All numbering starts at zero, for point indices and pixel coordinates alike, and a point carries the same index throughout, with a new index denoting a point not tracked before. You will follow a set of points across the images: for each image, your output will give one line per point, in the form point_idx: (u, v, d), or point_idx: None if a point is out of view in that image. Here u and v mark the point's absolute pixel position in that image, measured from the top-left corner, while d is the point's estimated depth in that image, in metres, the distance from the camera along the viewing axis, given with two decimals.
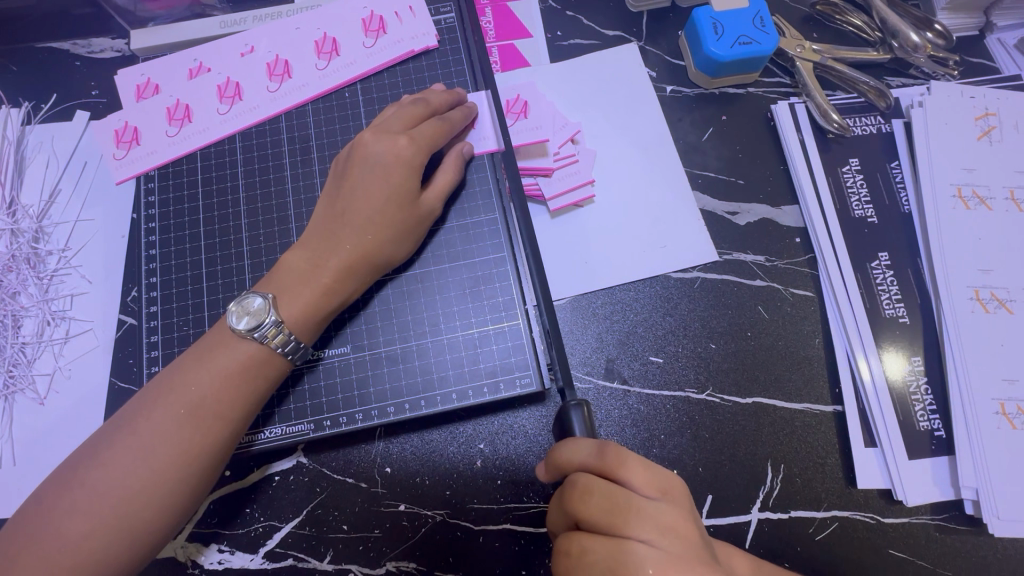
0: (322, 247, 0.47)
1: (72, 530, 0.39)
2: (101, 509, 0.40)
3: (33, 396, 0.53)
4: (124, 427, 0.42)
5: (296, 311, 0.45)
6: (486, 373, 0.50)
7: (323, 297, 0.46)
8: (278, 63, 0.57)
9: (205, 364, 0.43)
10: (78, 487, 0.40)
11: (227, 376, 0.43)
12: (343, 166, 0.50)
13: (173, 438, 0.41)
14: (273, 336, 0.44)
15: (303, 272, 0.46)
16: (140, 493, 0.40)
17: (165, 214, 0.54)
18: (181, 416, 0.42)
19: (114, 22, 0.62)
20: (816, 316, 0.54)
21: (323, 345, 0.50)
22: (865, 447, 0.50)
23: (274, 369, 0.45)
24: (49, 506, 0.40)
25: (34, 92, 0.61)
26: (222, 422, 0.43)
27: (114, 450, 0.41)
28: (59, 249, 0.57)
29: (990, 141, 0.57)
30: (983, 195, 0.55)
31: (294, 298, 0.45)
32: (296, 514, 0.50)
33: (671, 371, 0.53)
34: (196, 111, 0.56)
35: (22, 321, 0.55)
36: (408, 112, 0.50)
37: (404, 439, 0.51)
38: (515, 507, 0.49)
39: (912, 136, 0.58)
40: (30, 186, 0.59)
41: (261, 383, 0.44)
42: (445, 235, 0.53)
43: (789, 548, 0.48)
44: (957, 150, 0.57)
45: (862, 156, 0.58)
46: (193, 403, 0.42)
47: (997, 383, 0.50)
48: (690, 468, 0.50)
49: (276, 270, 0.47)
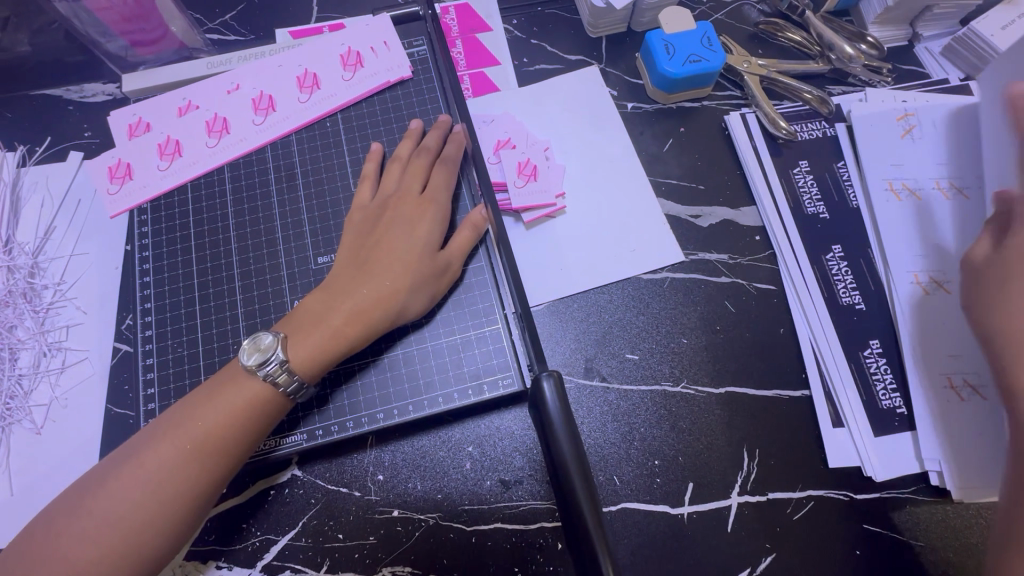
0: (341, 292, 0.49)
1: (75, 557, 0.40)
2: (95, 549, 0.40)
3: (29, 426, 0.54)
4: (133, 456, 0.43)
5: (308, 355, 0.47)
6: (471, 376, 0.52)
7: (332, 345, 0.48)
8: (263, 98, 0.61)
9: (217, 401, 0.45)
10: (87, 513, 0.41)
11: (234, 413, 0.45)
12: (364, 210, 0.55)
13: (172, 479, 0.42)
14: (280, 377, 0.46)
15: (318, 315, 0.48)
16: (146, 522, 0.41)
17: (157, 244, 0.57)
18: (184, 453, 0.43)
19: (105, 67, 0.66)
20: (779, 307, 0.58)
21: (331, 382, 0.52)
22: (833, 428, 0.53)
23: (273, 409, 0.46)
24: (56, 531, 0.41)
25: (29, 136, 0.64)
26: (226, 455, 0.44)
27: (112, 489, 0.42)
28: (55, 283, 0.59)
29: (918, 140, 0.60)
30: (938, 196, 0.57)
31: (303, 341, 0.47)
32: (292, 526, 0.51)
33: (648, 367, 0.56)
34: (186, 146, 0.59)
35: (19, 353, 0.56)
36: (416, 166, 0.56)
37: (395, 446, 0.53)
38: (505, 506, 0.51)
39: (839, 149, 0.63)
40: (25, 224, 0.61)
41: (255, 424, 0.45)
42: (465, 291, 0.55)
43: (768, 528, 0.50)
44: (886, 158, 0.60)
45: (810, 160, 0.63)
46: (193, 445, 0.43)
47: (942, 360, 0.54)
48: (671, 457, 0.53)
49: (294, 314, 0.49)
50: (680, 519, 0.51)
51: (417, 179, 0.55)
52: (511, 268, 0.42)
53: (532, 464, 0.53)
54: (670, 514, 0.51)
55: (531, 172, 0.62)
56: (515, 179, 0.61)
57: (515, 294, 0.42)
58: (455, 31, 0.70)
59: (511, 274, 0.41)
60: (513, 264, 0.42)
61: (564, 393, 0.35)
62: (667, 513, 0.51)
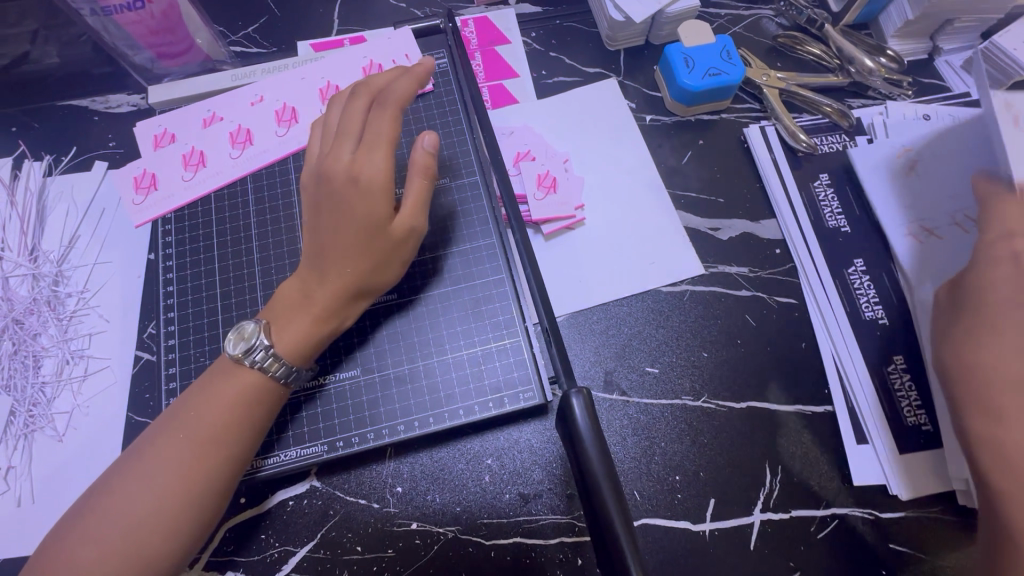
0: (311, 279, 0.48)
1: (83, 557, 0.40)
2: (109, 560, 0.40)
3: (52, 434, 0.54)
4: (140, 454, 0.43)
5: (290, 339, 0.46)
6: (491, 389, 0.52)
7: (314, 324, 0.47)
8: (286, 110, 0.61)
9: (213, 395, 0.45)
10: (96, 513, 0.41)
11: (228, 405, 0.45)
12: (311, 172, 0.49)
13: (178, 482, 0.42)
14: (270, 365, 0.46)
15: (298, 302, 0.48)
16: (151, 523, 0.41)
17: (181, 254, 0.57)
18: (186, 450, 0.43)
19: (131, 79, 0.67)
20: (800, 321, 0.57)
21: (327, 371, 0.53)
22: (856, 444, 0.52)
23: (268, 401, 0.46)
24: (69, 531, 0.41)
25: (55, 146, 0.65)
26: (228, 452, 0.44)
27: (120, 497, 0.42)
28: (78, 291, 0.59)
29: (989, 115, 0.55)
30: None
31: (285, 330, 0.47)
32: (311, 538, 0.51)
33: (668, 381, 0.55)
34: (209, 156, 0.60)
35: (42, 361, 0.57)
36: (354, 114, 0.48)
37: (414, 458, 0.53)
38: (523, 520, 0.51)
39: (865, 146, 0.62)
40: (50, 233, 0.62)
41: (253, 418, 0.45)
42: (446, 260, 0.56)
43: (791, 547, 0.50)
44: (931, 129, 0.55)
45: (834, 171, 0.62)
46: (196, 445, 0.43)
47: None
48: (692, 472, 0.52)
49: (274, 298, 0.49)
50: (702, 536, 0.50)
51: (355, 127, 0.47)
52: (535, 278, 0.43)
53: (552, 478, 0.52)
54: (690, 530, 0.50)
55: (551, 185, 0.62)
56: (534, 192, 0.61)
57: (539, 304, 0.43)
58: (474, 43, 0.71)
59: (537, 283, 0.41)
60: (538, 273, 0.43)
61: (593, 411, 0.35)
62: (688, 529, 0.50)
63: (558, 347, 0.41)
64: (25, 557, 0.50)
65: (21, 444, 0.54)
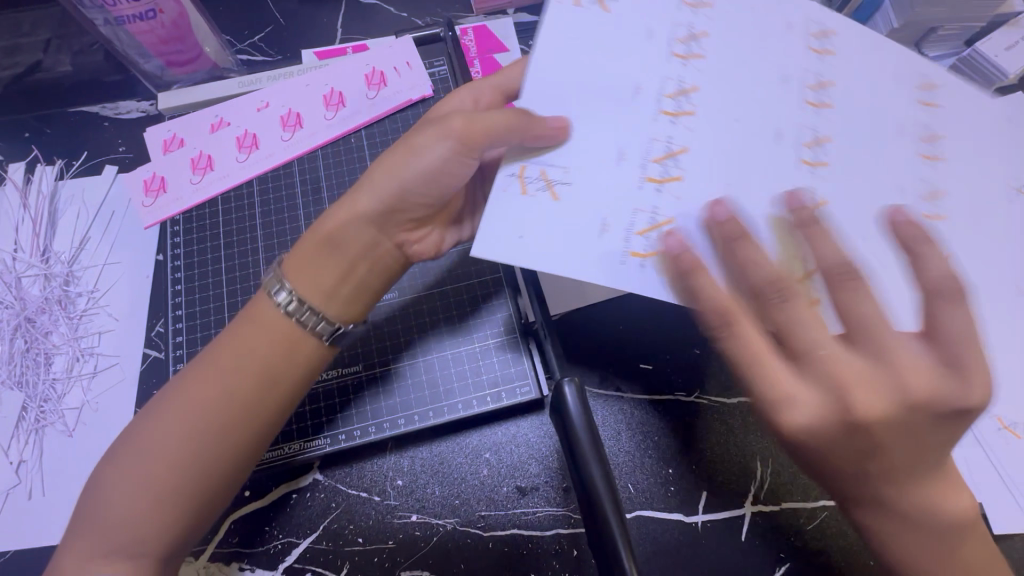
0: (357, 238, 0.43)
1: (121, 506, 0.40)
2: (157, 504, 0.40)
3: (62, 429, 0.56)
4: (168, 402, 0.42)
5: (299, 267, 0.43)
6: (489, 383, 0.54)
7: (330, 258, 0.43)
8: (291, 115, 0.64)
9: (243, 341, 0.42)
10: (127, 461, 0.40)
11: (258, 352, 0.42)
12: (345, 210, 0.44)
13: (219, 422, 0.41)
14: (299, 313, 0.42)
15: (337, 254, 0.43)
16: (185, 471, 0.40)
17: (189, 254, 0.59)
18: (216, 399, 0.41)
19: (141, 86, 0.69)
20: None
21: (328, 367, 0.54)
22: None
23: (305, 352, 0.44)
24: (105, 479, 0.41)
25: (66, 150, 0.67)
26: (263, 400, 0.42)
27: (159, 434, 0.40)
28: (88, 290, 0.61)
29: (622, 144, 0.38)
30: (650, 226, 0.37)
31: (328, 286, 0.43)
32: (313, 529, 0.52)
33: (661, 377, 0.57)
34: (217, 160, 0.62)
35: (53, 358, 0.59)
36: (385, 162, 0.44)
37: (414, 452, 0.54)
38: (520, 513, 0.52)
39: (874, 172, 0.39)
40: (61, 235, 0.64)
41: (296, 359, 0.43)
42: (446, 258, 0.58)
43: (781, 538, 0.51)
44: (876, 190, 0.38)
45: (577, 159, 0.38)
46: (238, 384, 0.41)
47: None
48: (685, 466, 0.54)
49: (311, 250, 0.43)
50: (695, 527, 0.52)
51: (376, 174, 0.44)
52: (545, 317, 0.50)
53: (548, 471, 0.54)
54: (683, 522, 0.52)
55: None
56: None
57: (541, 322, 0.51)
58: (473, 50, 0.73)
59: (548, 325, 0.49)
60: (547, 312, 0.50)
61: (584, 397, 0.42)
62: (680, 521, 0.52)
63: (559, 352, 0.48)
64: (36, 549, 0.51)
65: (33, 438, 0.56)
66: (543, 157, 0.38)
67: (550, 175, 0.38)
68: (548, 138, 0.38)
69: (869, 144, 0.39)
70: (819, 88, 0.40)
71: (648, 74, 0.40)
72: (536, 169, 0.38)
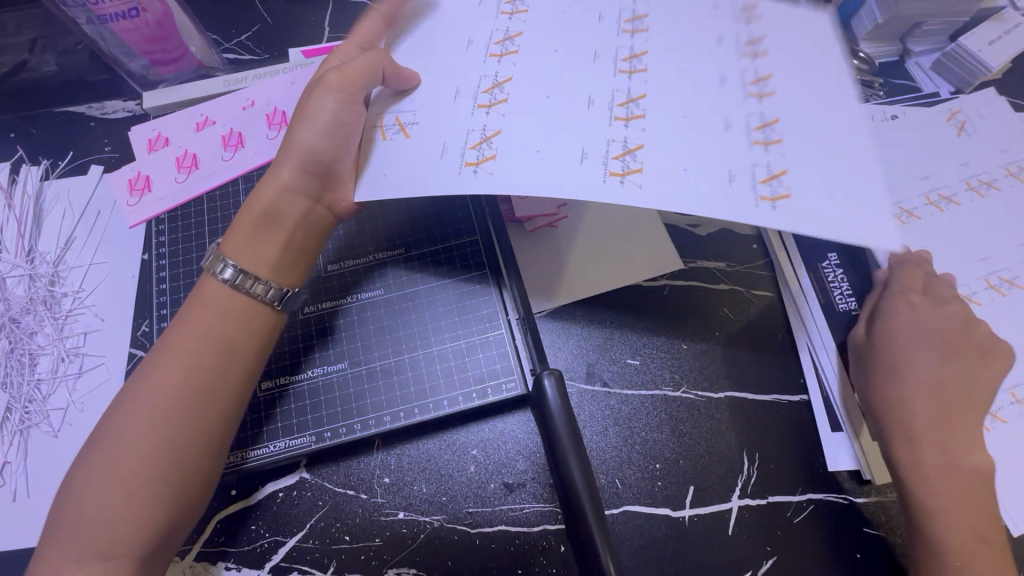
0: (278, 208, 0.47)
1: (102, 504, 0.40)
2: (133, 497, 0.40)
3: (47, 429, 0.56)
4: (132, 393, 0.43)
5: (241, 248, 0.47)
6: (475, 380, 0.54)
7: (272, 235, 0.48)
8: (276, 113, 0.63)
9: (197, 321, 0.45)
10: (99, 457, 0.41)
11: (218, 325, 0.45)
12: (286, 154, 0.48)
13: (186, 401, 0.42)
14: (242, 281, 0.46)
15: (262, 227, 0.47)
16: (160, 450, 0.41)
17: (174, 253, 0.59)
18: (181, 375, 0.43)
19: (127, 86, 0.69)
20: (777, 313, 0.59)
21: (313, 365, 0.54)
22: (831, 432, 0.54)
23: (263, 319, 0.47)
24: (78, 484, 0.41)
25: (52, 150, 0.66)
26: (230, 368, 0.44)
27: (127, 426, 0.41)
28: (74, 291, 0.61)
29: (459, 83, 0.46)
30: (481, 141, 0.43)
31: (259, 258, 0.47)
32: (301, 528, 0.52)
33: (648, 372, 0.57)
34: (202, 159, 0.62)
35: (38, 359, 0.58)
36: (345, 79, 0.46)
37: (401, 449, 0.54)
38: (507, 508, 0.52)
39: (679, 85, 0.42)
40: (47, 236, 0.63)
41: (253, 328, 0.46)
42: (433, 255, 0.58)
43: (769, 532, 0.51)
44: (695, 123, 0.40)
45: (424, 105, 0.45)
46: (200, 359, 0.43)
47: None
48: (672, 460, 0.54)
49: (243, 229, 0.47)
50: (682, 521, 0.52)
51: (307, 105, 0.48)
52: (535, 340, 0.51)
53: (536, 467, 0.54)
54: (671, 517, 0.52)
55: None
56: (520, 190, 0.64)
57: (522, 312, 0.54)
58: None
59: (536, 343, 0.49)
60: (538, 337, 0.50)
61: (564, 391, 0.43)
62: (668, 516, 0.52)
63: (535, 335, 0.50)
64: (20, 551, 0.51)
65: (17, 439, 0.55)
66: (396, 106, 0.45)
67: (403, 119, 0.45)
68: (402, 82, 0.46)
69: (680, 71, 0.43)
70: (632, 58, 0.44)
71: (476, 28, 0.48)
72: (392, 117, 0.45)
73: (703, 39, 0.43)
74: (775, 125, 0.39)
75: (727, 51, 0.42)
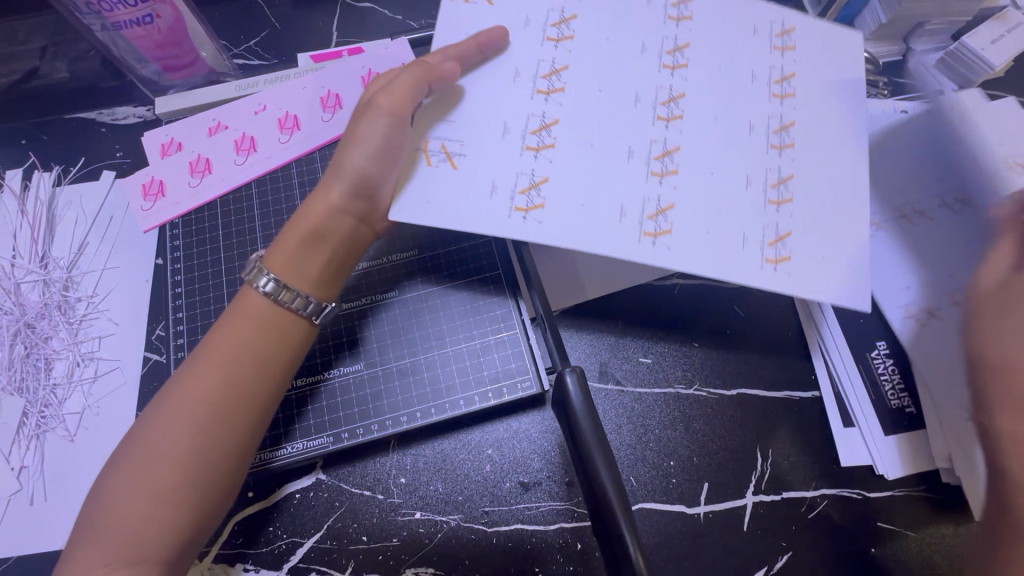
0: (325, 228, 0.48)
1: (133, 508, 0.40)
2: (161, 502, 0.40)
3: (63, 433, 0.56)
4: (165, 399, 0.43)
5: (286, 261, 0.47)
6: (490, 379, 0.54)
7: (318, 252, 0.48)
8: (288, 118, 0.64)
9: (231, 330, 0.45)
10: (131, 462, 0.41)
11: (250, 333, 0.45)
12: (335, 176, 0.47)
13: (218, 408, 0.43)
14: (283, 295, 0.46)
15: (310, 246, 0.48)
16: (192, 456, 0.41)
17: (188, 257, 0.59)
18: (214, 382, 0.43)
19: (138, 92, 0.69)
20: (787, 310, 0.59)
21: (329, 367, 0.55)
22: (844, 427, 0.54)
23: (294, 329, 0.47)
24: (109, 488, 0.41)
25: (64, 156, 0.67)
26: (260, 376, 0.45)
27: (160, 432, 0.42)
28: (88, 296, 0.61)
29: (508, 120, 0.46)
30: (530, 186, 0.44)
31: (306, 275, 0.47)
32: (318, 529, 0.52)
33: (661, 370, 0.57)
34: (215, 163, 0.62)
35: (53, 363, 0.59)
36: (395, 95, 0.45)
37: (417, 449, 0.55)
38: (524, 507, 0.52)
39: (713, 134, 0.48)
40: (60, 241, 0.64)
41: (287, 338, 0.46)
42: (446, 257, 0.59)
43: (784, 527, 0.51)
44: (724, 175, 0.47)
45: (470, 133, 0.45)
46: (234, 367, 0.44)
47: None
48: (686, 458, 0.54)
49: (290, 247, 0.47)
50: (697, 518, 0.52)
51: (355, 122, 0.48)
52: (553, 340, 0.51)
53: (551, 466, 0.54)
54: (686, 514, 0.52)
55: None
56: None
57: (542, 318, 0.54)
58: None
59: (555, 341, 0.50)
60: (557, 337, 0.51)
61: (585, 387, 0.43)
62: (683, 513, 0.52)
63: (554, 336, 0.51)
64: (39, 554, 0.51)
65: (34, 444, 0.55)
66: (443, 132, 0.45)
67: (449, 147, 0.45)
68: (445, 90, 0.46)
69: (712, 119, 0.48)
70: (671, 102, 0.48)
71: (526, 61, 0.48)
72: (438, 143, 0.45)
73: (743, 86, 0.50)
74: (789, 183, 0.48)
75: (758, 104, 0.49)
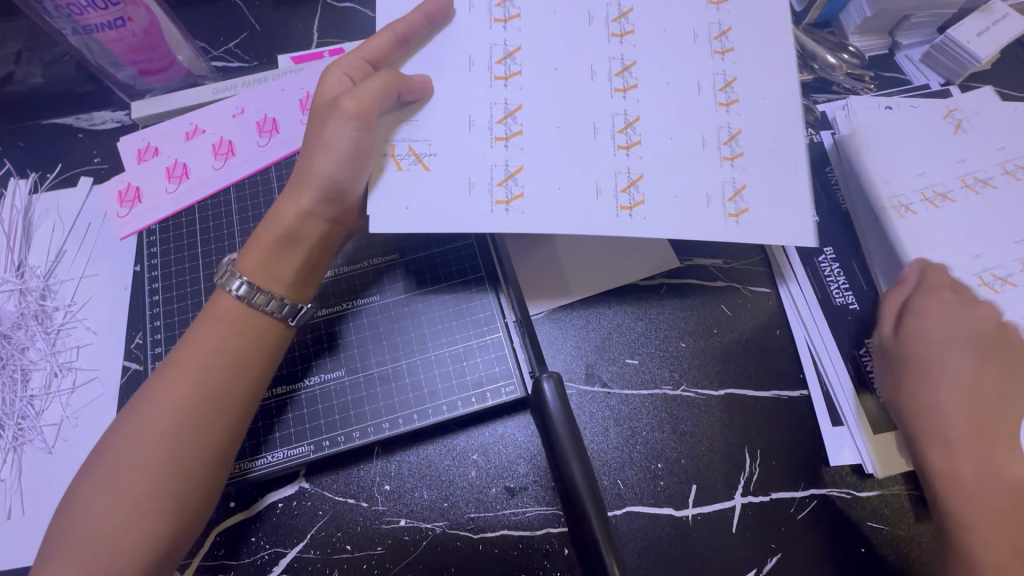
0: (294, 231, 0.47)
1: (106, 521, 0.39)
2: (137, 512, 0.40)
3: (41, 446, 0.55)
4: (138, 407, 0.42)
5: (257, 263, 0.46)
6: (473, 384, 0.53)
7: (288, 254, 0.47)
8: (267, 121, 0.63)
9: (204, 336, 0.44)
10: (105, 472, 0.40)
11: (222, 338, 0.44)
12: (300, 179, 0.47)
13: (192, 414, 0.42)
14: (257, 298, 0.45)
15: (277, 249, 0.47)
16: (167, 465, 0.41)
17: (166, 263, 0.58)
18: (188, 389, 0.42)
19: (114, 96, 0.68)
20: (774, 309, 0.59)
21: (310, 374, 0.54)
22: (832, 426, 0.54)
23: (269, 332, 0.46)
24: (82, 500, 0.40)
25: (40, 163, 0.66)
26: (235, 383, 0.44)
27: (132, 441, 0.41)
28: (65, 304, 0.60)
29: (473, 171, 0.44)
30: (507, 176, 0.44)
31: (275, 277, 0.47)
32: (301, 538, 0.51)
33: (647, 371, 0.57)
34: (193, 168, 0.61)
35: (30, 374, 0.58)
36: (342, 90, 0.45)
37: (401, 456, 0.54)
38: (510, 513, 0.52)
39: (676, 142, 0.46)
40: (37, 249, 0.63)
41: (262, 340, 0.46)
42: (427, 260, 0.58)
43: (773, 529, 0.51)
44: (678, 150, 0.46)
45: (438, 134, 0.45)
46: (208, 372, 0.43)
47: None
48: (674, 460, 0.53)
49: (258, 252, 0.47)
50: (685, 521, 0.51)
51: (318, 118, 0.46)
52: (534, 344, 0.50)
53: (537, 471, 0.53)
54: (674, 517, 0.51)
55: None
56: None
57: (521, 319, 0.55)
58: None
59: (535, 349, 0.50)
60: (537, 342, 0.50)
61: (563, 394, 0.43)
62: (671, 516, 0.52)
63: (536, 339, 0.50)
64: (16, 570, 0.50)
65: (10, 457, 0.55)
66: (410, 134, 0.45)
67: (418, 149, 0.44)
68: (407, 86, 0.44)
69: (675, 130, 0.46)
70: (628, 128, 0.46)
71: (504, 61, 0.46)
72: (406, 146, 0.44)
73: (688, 97, 0.47)
74: (744, 194, 0.45)
75: (706, 115, 0.47)
